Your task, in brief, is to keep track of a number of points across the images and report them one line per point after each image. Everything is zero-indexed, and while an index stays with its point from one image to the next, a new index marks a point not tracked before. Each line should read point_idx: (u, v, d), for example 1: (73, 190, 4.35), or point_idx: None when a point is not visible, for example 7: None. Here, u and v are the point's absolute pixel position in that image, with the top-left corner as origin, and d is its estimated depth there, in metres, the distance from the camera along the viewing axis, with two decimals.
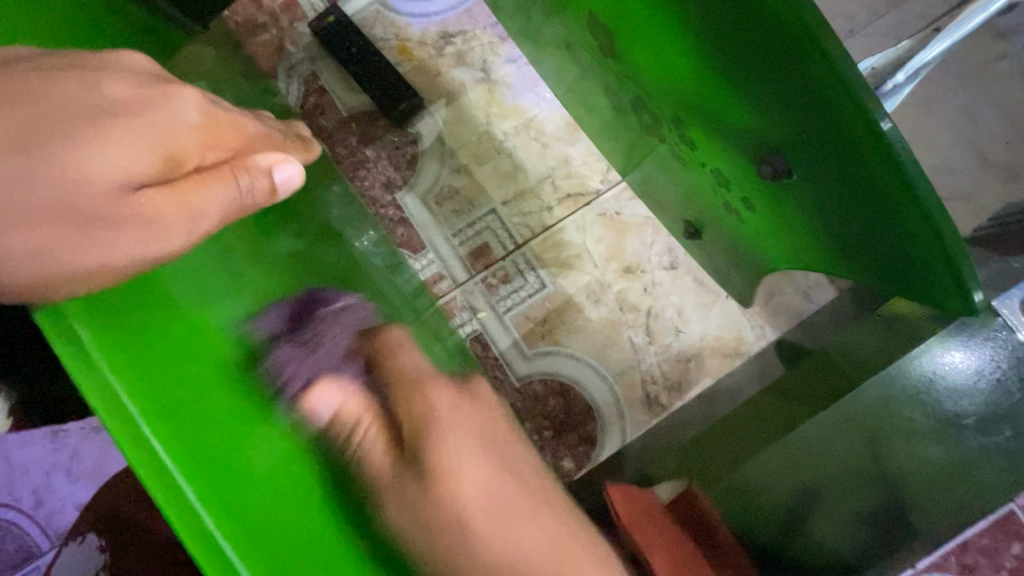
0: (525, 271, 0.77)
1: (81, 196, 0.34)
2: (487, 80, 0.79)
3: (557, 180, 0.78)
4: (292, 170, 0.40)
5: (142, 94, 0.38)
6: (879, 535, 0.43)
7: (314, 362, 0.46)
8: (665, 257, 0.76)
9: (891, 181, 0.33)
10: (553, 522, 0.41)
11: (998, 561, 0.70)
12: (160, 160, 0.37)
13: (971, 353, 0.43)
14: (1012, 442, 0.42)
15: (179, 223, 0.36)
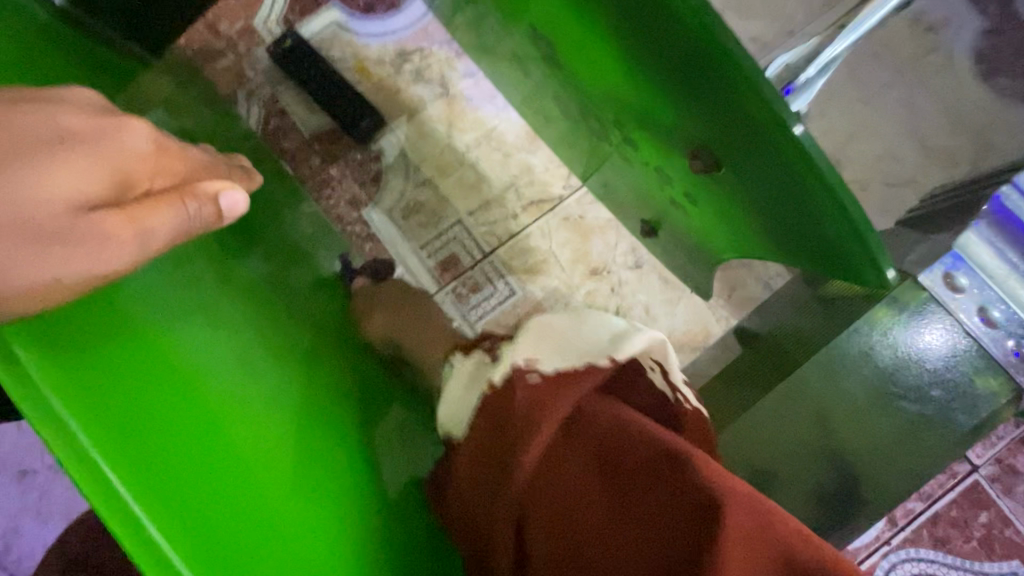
0: (494, 279, 0.78)
1: (19, 211, 0.31)
2: (447, 95, 0.81)
3: (520, 189, 0.80)
4: (237, 197, 0.37)
5: (93, 122, 0.36)
6: (833, 508, 0.44)
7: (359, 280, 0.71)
8: (629, 257, 0.77)
9: (804, 179, 0.36)
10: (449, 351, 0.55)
11: (966, 531, 0.72)
12: (108, 181, 0.34)
13: (924, 333, 0.44)
14: (949, 404, 0.43)
15: (128, 244, 0.33)
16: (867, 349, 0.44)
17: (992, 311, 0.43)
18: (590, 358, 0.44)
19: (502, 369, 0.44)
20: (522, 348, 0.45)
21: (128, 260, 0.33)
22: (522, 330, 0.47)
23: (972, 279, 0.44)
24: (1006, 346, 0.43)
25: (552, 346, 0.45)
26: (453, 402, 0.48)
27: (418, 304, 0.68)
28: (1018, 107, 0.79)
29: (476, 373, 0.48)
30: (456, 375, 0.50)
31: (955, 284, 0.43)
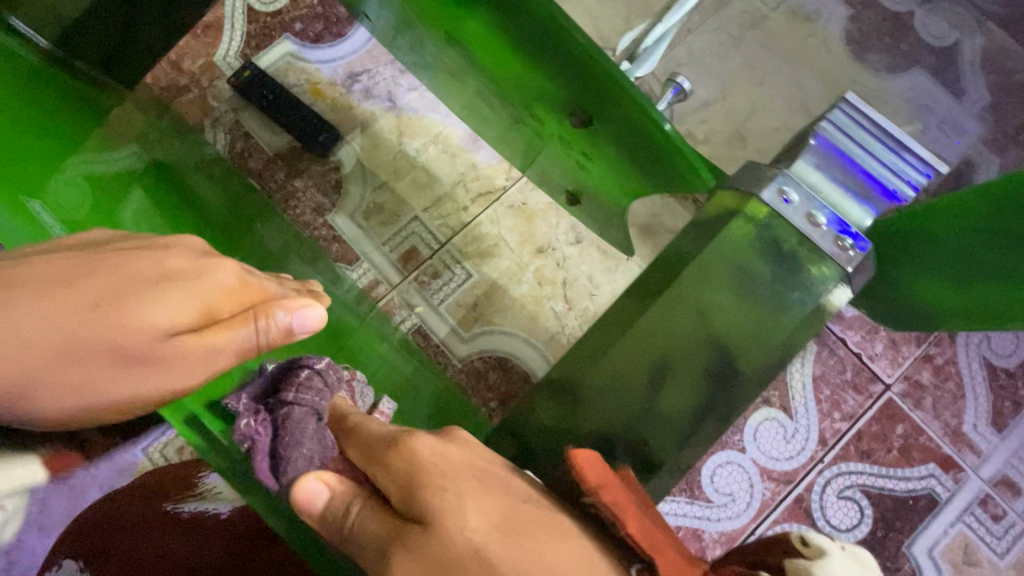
0: (451, 265, 0.86)
1: (132, 337, 0.46)
2: (394, 108, 0.91)
3: (468, 184, 0.89)
4: (307, 316, 0.50)
5: (194, 264, 0.52)
6: (710, 388, 0.45)
7: (296, 444, 0.43)
8: (570, 235, 0.87)
9: (638, 114, 0.48)
10: (529, 549, 0.36)
11: (887, 442, 0.82)
12: (198, 311, 0.49)
13: (771, 238, 0.46)
14: (797, 290, 0.46)
15: (198, 364, 0.47)
16: (722, 279, 0.46)
17: (818, 215, 0.46)
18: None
19: None
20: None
21: (196, 377, 0.47)
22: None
23: (801, 196, 0.47)
24: (831, 241, 0.46)
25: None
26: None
27: (495, 501, 0.38)
28: (886, 78, 0.93)
29: None
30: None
31: (787, 198, 0.47)
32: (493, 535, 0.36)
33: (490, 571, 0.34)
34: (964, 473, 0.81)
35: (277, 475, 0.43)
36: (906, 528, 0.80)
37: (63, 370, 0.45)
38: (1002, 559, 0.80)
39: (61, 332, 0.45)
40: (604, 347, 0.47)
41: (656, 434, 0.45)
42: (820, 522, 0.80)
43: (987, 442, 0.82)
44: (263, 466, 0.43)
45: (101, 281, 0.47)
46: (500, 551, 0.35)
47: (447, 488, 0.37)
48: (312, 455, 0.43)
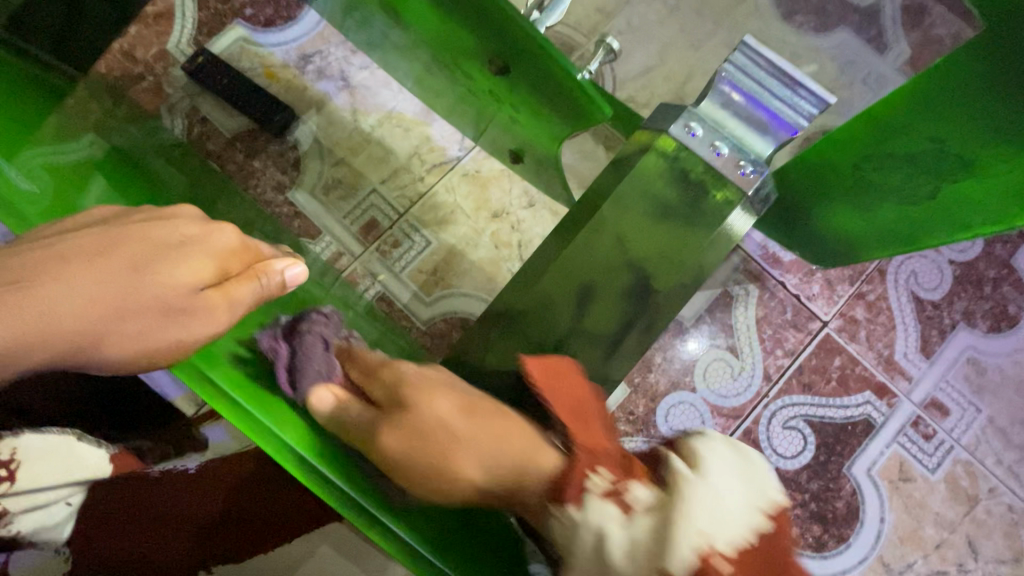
0: (411, 234, 0.90)
1: (162, 294, 0.48)
2: (348, 87, 0.94)
3: (423, 156, 0.93)
4: (298, 269, 0.54)
5: (199, 224, 0.53)
6: (631, 306, 0.51)
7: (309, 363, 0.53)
8: (523, 198, 0.91)
9: (554, 66, 0.62)
10: (474, 421, 0.50)
11: (826, 374, 0.88)
12: (214, 267, 0.51)
13: (679, 172, 0.52)
14: (704, 215, 0.51)
15: (222, 312, 0.49)
16: (637, 209, 0.52)
17: (720, 143, 0.52)
18: (755, 526, 0.40)
19: (686, 556, 0.38)
20: (698, 519, 0.39)
21: (221, 325, 0.49)
22: (682, 490, 0.41)
23: (705, 129, 0.52)
24: (733, 169, 0.51)
25: (725, 524, 0.39)
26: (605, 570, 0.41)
27: (458, 394, 0.51)
28: (814, 37, 0.96)
29: (639, 534, 0.41)
30: (623, 549, 0.41)
31: (693, 131, 0.52)
32: (453, 410, 0.50)
33: (452, 432, 0.49)
34: (897, 398, 0.88)
35: (293, 386, 0.52)
36: (846, 451, 0.86)
37: (98, 330, 0.47)
38: (934, 474, 0.86)
39: (95, 293, 0.47)
40: (539, 278, 0.52)
41: (586, 348, 0.51)
42: (767, 451, 0.86)
43: (917, 368, 0.89)
44: (282, 376, 0.52)
45: (119, 245, 0.49)
46: (462, 423, 0.50)
47: (427, 388, 0.52)
48: (320, 371, 0.53)
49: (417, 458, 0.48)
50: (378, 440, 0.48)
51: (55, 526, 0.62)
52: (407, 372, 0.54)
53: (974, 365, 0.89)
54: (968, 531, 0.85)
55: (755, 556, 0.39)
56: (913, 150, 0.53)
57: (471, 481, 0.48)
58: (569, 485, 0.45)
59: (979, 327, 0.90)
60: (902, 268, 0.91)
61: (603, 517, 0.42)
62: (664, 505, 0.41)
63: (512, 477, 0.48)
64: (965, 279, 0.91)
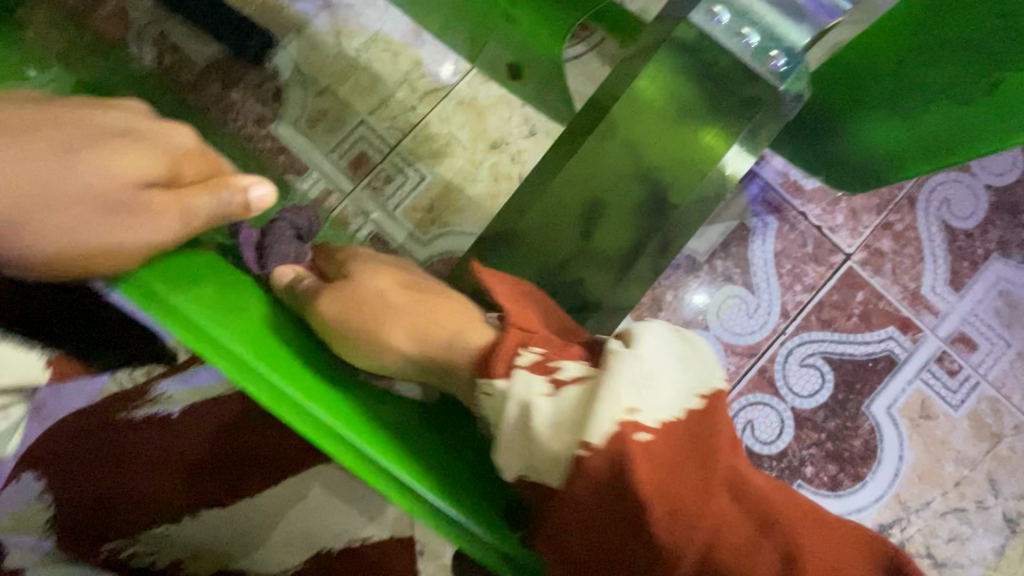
0: (404, 168, 0.84)
1: (100, 185, 0.42)
2: (329, 6, 0.85)
3: (414, 83, 0.85)
4: (266, 190, 0.47)
5: (152, 124, 0.49)
6: (644, 221, 0.47)
7: (276, 250, 0.56)
8: (524, 127, 0.85)
9: None
10: (410, 294, 0.51)
11: (847, 309, 0.83)
12: (165, 167, 0.46)
13: (698, 68, 0.45)
14: (725, 118, 0.45)
15: (173, 216, 0.43)
16: (653, 111, 0.46)
17: (748, 31, 0.44)
18: (681, 402, 0.38)
19: (603, 425, 0.36)
20: (623, 391, 0.37)
21: (172, 234, 0.43)
22: (612, 363, 0.39)
23: (733, 15, 0.44)
24: (763, 64, 0.44)
25: (649, 392, 0.37)
26: (528, 446, 0.39)
27: (396, 272, 0.54)
28: None
29: (564, 406, 0.38)
30: (546, 420, 0.38)
31: (718, 18, 0.44)
32: (392, 285, 0.51)
33: (389, 307, 0.49)
34: (922, 333, 0.83)
35: (260, 262, 0.56)
36: (866, 389, 0.82)
37: (9, 212, 0.39)
38: (957, 411, 0.83)
39: (17, 172, 0.40)
40: (543, 189, 0.47)
41: (595, 268, 0.47)
42: (783, 391, 0.82)
43: (945, 302, 0.84)
44: (248, 251, 0.56)
45: (60, 127, 0.44)
46: (399, 296, 0.51)
47: (371, 265, 0.54)
48: (288, 255, 0.57)
49: (350, 330, 0.48)
50: (313, 305, 0.49)
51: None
52: (360, 258, 0.56)
53: (1006, 297, 0.84)
54: (989, 468, 0.82)
55: (678, 429, 0.37)
56: (954, 41, 0.47)
57: (398, 347, 0.48)
58: (496, 358, 0.42)
59: (1014, 258, 0.84)
60: (934, 196, 0.85)
61: (528, 387, 0.40)
62: (593, 377, 0.39)
63: (443, 352, 0.48)
64: (1002, 206, 0.85)
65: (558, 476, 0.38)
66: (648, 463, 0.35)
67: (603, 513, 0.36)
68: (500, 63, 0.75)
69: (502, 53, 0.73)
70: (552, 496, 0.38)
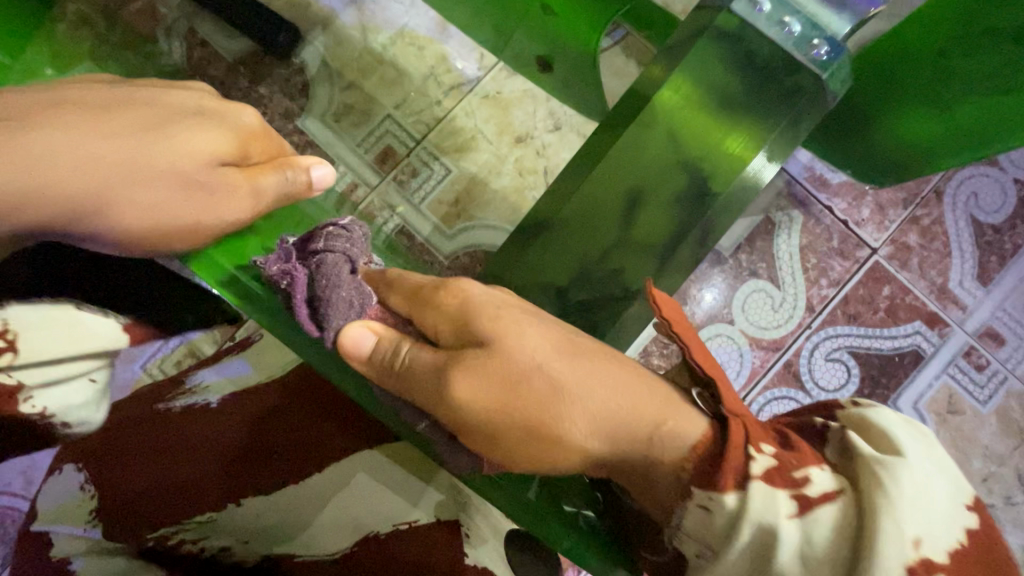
0: (429, 162, 0.84)
1: (179, 164, 0.45)
2: (355, 1, 0.86)
3: (439, 77, 0.86)
4: (325, 170, 0.50)
5: (218, 100, 0.51)
6: (684, 210, 0.47)
7: (335, 297, 0.42)
8: (548, 121, 0.85)
9: None
10: (575, 365, 0.45)
11: (873, 304, 0.83)
12: (236, 143, 0.48)
13: (737, 58, 0.45)
14: (764, 108, 0.45)
15: (245, 196, 0.45)
16: (693, 99, 0.46)
17: (790, 20, 0.45)
18: (955, 523, 0.35)
19: (893, 572, 0.33)
20: (907, 528, 0.34)
21: (246, 214, 0.45)
22: (886, 485, 0.35)
23: (774, 4, 0.45)
24: (805, 52, 0.44)
25: (929, 524, 0.34)
26: (765, 570, 0.37)
27: (546, 328, 0.46)
28: None
29: (826, 541, 0.36)
30: (796, 549, 0.36)
31: (759, 6, 0.45)
32: (554, 355, 0.45)
33: (563, 389, 0.44)
34: (949, 328, 0.83)
35: (320, 327, 0.42)
36: (892, 383, 0.82)
37: (104, 193, 0.43)
38: (984, 407, 0.82)
39: (107, 153, 0.43)
40: (582, 179, 0.47)
41: (634, 256, 0.47)
42: (808, 385, 0.82)
43: (972, 297, 0.83)
44: (306, 318, 0.42)
45: (138, 107, 0.46)
46: (565, 369, 0.44)
47: (511, 322, 0.45)
48: (351, 301, 0.43)
49: (529, 421, 0.44)
50: (458, 397, 0.43)
51: (81, 407, 0.59)
52: (472, 296, 0.47)
53: None
54: (1018, 465, 0.82)
55: (959, 560, 0.35)
56: (988, 28, 0.46)
57: (587, 446, 0.44)
58: (726, 466, 0.39)
59: None
60: (961, 190, 0.84)
61: (772, 509, 0.37)
62: (863, 502, 0.36)
63: (638, 446, 0.43)
64: None
65: None
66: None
67: None
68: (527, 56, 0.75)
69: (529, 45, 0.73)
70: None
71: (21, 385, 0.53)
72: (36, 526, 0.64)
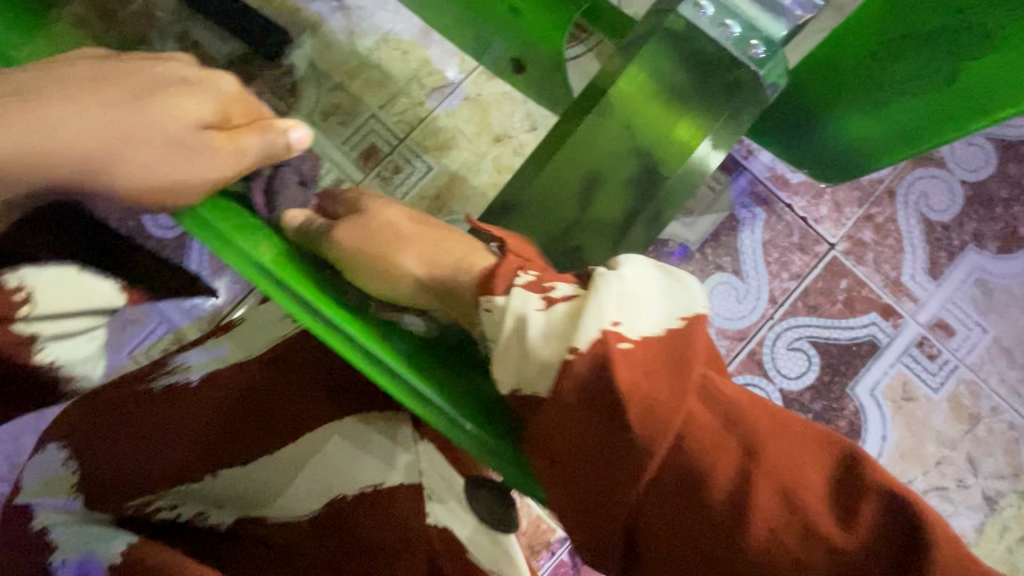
0: (412, 159, 0.89)
1: (166, 127, 0.47)
2: (342, 8, 0.91)
3: (422, 80, 0.90)
4: (303, 131, 0.50)
5: (202, 73, 0.53)
6: (637, 192, 0.52)
7: (286, 195, 0.52)
8: (525, 122, 0.90)
9: None
10: (414, 230, 0.54)
11: (831, 296, 0.88)
12: (215, 109, 0.50)
13: (682, 56, 0.50)
14: (708, 100, 0.50)
15: (225, 154, 0.46)
16: (647, 89, 0.51)
17: (731, 23, 0.49)
18: (669, 322, 0.36)
19: (590, 330, 0.35)
20: (607, 307, 0.36)
21: (228, 170, 0.46)
22: (597, 282, 0.38)
23: (716, 8, 0.49)
24: (743, 51, 0.49)
25: (634, 306, 0.36)
26: (517, 354, 0.38)
27: (410, 214, 0.57)
28: None
29: (556, 320, 0.37)
30: (538, 330, 0.37)
31: (703, 10, 0.49)
32: (403, 218, 0.55)
33: (399, 237, 0.53)
34: (903, 319, 0.88)
35: (269, 207, 0.51)
36: (850, 371, 0.86)
37: (99, 157, 0.45)
38: (937, 394, 0.87)
39: (100, 120, 0.46)
40: (545, 164, 0.52)
41: (590, 234, 0.51)
42: (771, 372, 0.86)
43: (924, 290, 0.88)
44: (258, 196, 0.50)
45: (130, 82, 0.49)
46: (409, 229, 0.54)
47: (378, 204, 0.57)
48: (296, 200, 0.53)
49: (365, 258, 0.49)
50: (331, 233, 0.50)
51: (83, 361, 0.51)
52: (363, 198, 0.59)
53: (982, 285, 0.88)
54: (968, 449, 0.86)
55: (663, 344, 0.35)
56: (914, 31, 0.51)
57: (412, 274, 0.50)
58: (497, 276, 0.42)
59: (989, 249, 0.89)
60: (912, 190, 0.90)
61: (524, 304, 0.39)
62: (582, 294, 0.38)
63: (448, 271, 0.49)
64: (976, 200, 0.90)
65: (546, 383, 0.36)
66: (627, 365, 0.33)
67: (590, 427, 0.34)
68: (504, 59, 0.80)
69: (506, 49, 0.78)
70: (531, 401, 0.37)
71: (36, 335, 0.46)
72: (17, 501, 0.65)
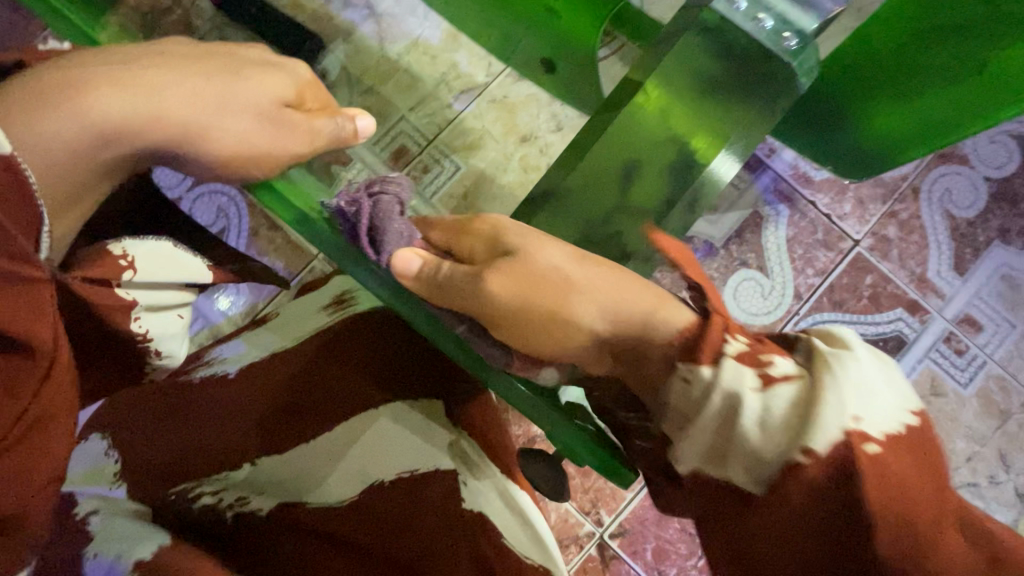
0: (441, 160, 0.91)
1: (253, 102, 0.51)
2: (374, 14, 0.94)
3: (450, 83, 0.93)
4: (367, 120, 0.57)
5: (278, 58, 0.57)
6: (676, 178, 0.53)
7: (391, 230, 0.47)
8: (552, 122, 0.92)
9: None
10: (575, 272, 0.49)
11: (856, 291, 0.88)
12: (294, 90, 0.55)
13: (718, 48, 0.52)
14: (741, 90, 0.52)
15: (303, 134, 0.52)
16: (682, 80, 0.53)
17: (763, 16, 0.51)
18: (907, 419, 0.36)
19: (829, 433, 0.34)
20: (847, 399, 0.35)
21: (303, 146, 0.52)
22: (831, 366, 0.37)
23: (749, 3, 0.52)
24: (773, 44, 0.51)
25: (874, 401, 0.35)
26: (730, 438, 0.38)
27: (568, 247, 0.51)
28: None
29: (787, 415, 0.36)
30: (756, 417, 0.37)
31: (736, 5, 0.52)
32: (567, 258, 0.49)
33: (568, 284, 0.48)
34: (930, 315, 0.88)
35: (375, 251, 0.47)
36: None
37: (191, 124, 0.49)
38: (966, 389, 0.87)
39: (193, 89, 0.49)
40: (583, 155, 0.54)
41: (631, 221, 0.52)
42: None
43: (950, 286, 0.88)
44: (365, 239, 0.46)
45: (219, 56, 0.53)
46: (575, 270, 0.49)
47: (531, 235, 0.50)
48: (403, 233, 0.48)
49: (534, 318, 0.47)
50: (480, 286, 0.47)
51: (170, 339, 0.55)
52: (505, 224, 0.52)
53: (1009, 281, 0.88)
54: (1000, 445, 0.86)
55: (906, 444, 0.35)
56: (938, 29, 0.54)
57: (586, 329, 0.47)
58: (704, 347, 0.41)
59: (1015, 244, 0.89)
60: (936, 186, 0.90)
61: (737, 379, 0.39)
62: (812, 379, 0.37)
63: (631, 331, 0.46)
64: (1001, 196, 0.90)
65: (765, 476, 0.36)
66: (877, 472, 0.33)
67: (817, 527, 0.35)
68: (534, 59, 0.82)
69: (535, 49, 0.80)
70: (745, 493, 0.38)
71: (135, 303, 0.50)
72: None
